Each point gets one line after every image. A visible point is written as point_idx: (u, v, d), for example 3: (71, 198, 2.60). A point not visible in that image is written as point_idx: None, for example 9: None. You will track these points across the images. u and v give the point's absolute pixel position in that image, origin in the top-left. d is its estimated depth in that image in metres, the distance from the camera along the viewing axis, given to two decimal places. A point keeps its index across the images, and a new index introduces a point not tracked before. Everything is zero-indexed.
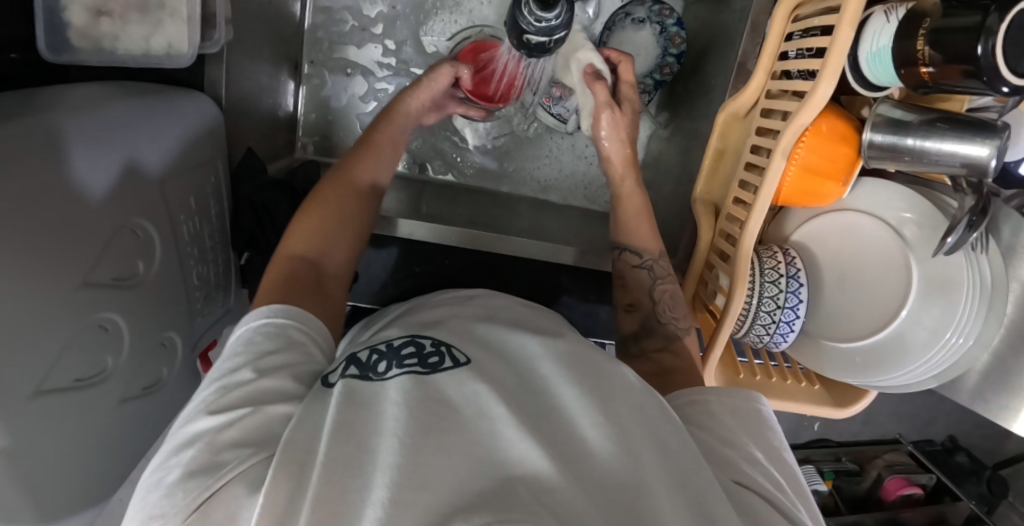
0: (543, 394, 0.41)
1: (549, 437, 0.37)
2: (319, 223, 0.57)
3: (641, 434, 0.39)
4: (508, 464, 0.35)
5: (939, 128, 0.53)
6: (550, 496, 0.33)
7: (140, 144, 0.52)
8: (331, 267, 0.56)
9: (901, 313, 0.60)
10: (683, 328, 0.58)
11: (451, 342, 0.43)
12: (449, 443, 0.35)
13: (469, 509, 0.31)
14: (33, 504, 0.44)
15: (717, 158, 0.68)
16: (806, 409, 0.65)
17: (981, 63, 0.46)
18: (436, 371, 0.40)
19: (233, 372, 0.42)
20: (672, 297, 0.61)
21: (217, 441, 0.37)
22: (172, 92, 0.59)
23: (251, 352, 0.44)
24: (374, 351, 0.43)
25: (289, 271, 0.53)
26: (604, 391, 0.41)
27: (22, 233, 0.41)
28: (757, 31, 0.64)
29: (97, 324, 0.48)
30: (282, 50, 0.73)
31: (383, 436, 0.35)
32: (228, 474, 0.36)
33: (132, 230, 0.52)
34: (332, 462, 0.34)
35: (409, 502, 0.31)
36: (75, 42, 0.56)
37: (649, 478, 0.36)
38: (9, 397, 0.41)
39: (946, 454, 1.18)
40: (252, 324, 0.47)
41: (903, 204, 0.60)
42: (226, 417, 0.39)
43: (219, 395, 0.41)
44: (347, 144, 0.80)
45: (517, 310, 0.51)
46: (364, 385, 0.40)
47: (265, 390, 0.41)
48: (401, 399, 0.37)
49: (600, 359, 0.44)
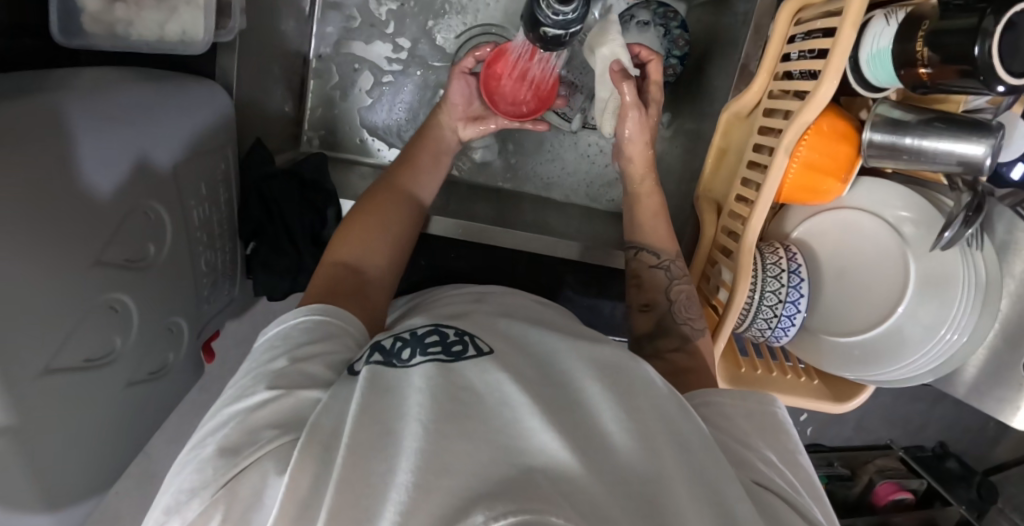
0: (563, 390, 0.40)
1: (570, 426, 0.36)
2: (364, 233, 0.57)
3: (664, 431, 0.38)
4: (528, 452, 0.33)
5: (936, 127, 0.55)
6: (572, 490, 0.31)
7: (154, 127, 0.53)
8: (374, 275, 0.56)
9: (899, 308, 0.61)
10: (698, 329, 0.58)
11: (475, 333, 0.44)
12: (470, 430, 0.34)
13: (489, 498, 0.29)
14: (40, 481, 0.44)
15: (720, 157, 0.69)
16: (804, 403, 0.66)
17: (979, 63, 0.48)
18: (461, 358, 0.40)
19: (271, 361, 0.43)
20: (688, 296, 0.61)
21: (250, 421, 0.38)
22: (187, 80, 0.59)
23: (289, 343, 0.45)
24: (398, 339, 0.44)
25: (331, 277, 0.53)
26: (629, 391, 0.40)
27: (40, 208, 0.42)
28: (760, 33, 0.66)
29: (108, 304, 0.49)
30: (292, 42, 0.74)
31: (407, 421, 0.34)
32: (256, 451, 0.36)
33: (145, 213, 0.52)
34: (356, 445, 0.33)
35: (431, 487, 0.30)
36: (88, 27, 0.56)
37: (673, 476, 0.35)
38: (23, 370, 0.41)
39: (937, 460, 1.21)
40: (292, 321, 0.47)
41: (899, 202, 0.62)
42: (260, 399, 0.40)
43: (255, 383, 0.42)
44: (353, 137, 0.80)
45: (535, 309, 0.52)
46: (389, 372, 0.39)
47: (298, 376, 0.42)
48: (426, 385, 0.37)
49: (621, 359, 0.44)
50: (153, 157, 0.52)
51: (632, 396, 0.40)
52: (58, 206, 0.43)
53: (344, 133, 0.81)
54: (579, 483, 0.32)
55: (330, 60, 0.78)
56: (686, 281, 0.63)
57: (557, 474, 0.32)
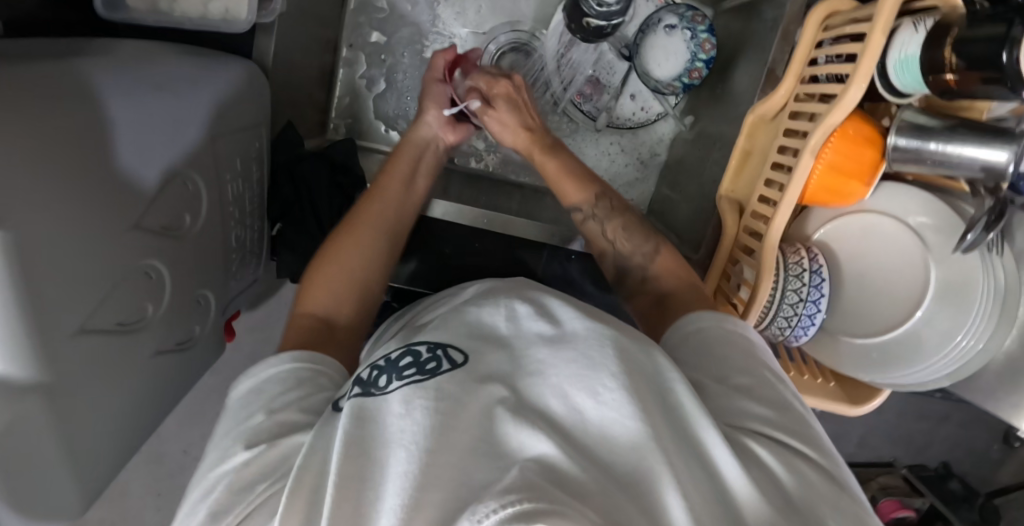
0: (535, 380, 0.38)
1: (552, 425, 0.36)
2: (329, 279, 0.56)
3: (649, 394, 0.38)
4: (515, 453, 0.33)
5: (961, 133, 0.56)
6: (566, 480, 0.31)
7: (196, 99, 0.53)
8: (342, 322, 0.55)
9: (918, 313, 0.62)
10: (650, 255, 0.61)
11: (448, 343, 0.42)
12: (450, 442, 0.33)
13: (478, 499, 0.30)
14: (68, 442, 0.44)
15: (743, 159, 0.70)
16: (822, 404, 0.67)
17: (1005, 70, 0.49)
18: (436, 374, 0.38)
19: (248, 417, 0.42)
20: (624, 230, 0.63)
21: (239, 479, 0.37)
22: (223, 57, 0.60)
23: (262, 397, 0.43)
24: (374, 368, 0.41)
25: (302, 328, 0.53)
26: (600, 355, 0.38)
27: (84, 168, 0.42)
28: (788, 38, 0.67)
29: (143, 271, 0.49)
30: (325, 29, 0.75)
31: (393, 447, 0.34)
32: (246, 509, 0.36)
33: (184, 183, 0.52)
34: (345, 478, 0.33)
35: (421, 503, 0.31)
36: (131, 3, 0.57)
37: (664, 442, 0.35)
38: (60, 327, 0.41)
39: (941, 481, 1.18)
40: (259, 372, 0.46)
41: (918, 208, 0.63)
42: (242, 457, 0.38)
43: (235, 440, 0.40)
44: (379, 125, 0.81)
45: (521, 283, 0.50)
46: (370, 402, 0.38)
47: (280, 427, 0.41)
48: (405, 411, 0.36)
49: (582, 327, 0.41)
50: (194, 126, 0.53)
51: (606, 359, 0.38)
52: (101, 166, 0.44)
53: (370, 123, 0.82)
54: (573, 473, 0.32)
55: (361, 50, 0.80)
56: (617, 217, 0.64)
57: (544, 466, 0.32)
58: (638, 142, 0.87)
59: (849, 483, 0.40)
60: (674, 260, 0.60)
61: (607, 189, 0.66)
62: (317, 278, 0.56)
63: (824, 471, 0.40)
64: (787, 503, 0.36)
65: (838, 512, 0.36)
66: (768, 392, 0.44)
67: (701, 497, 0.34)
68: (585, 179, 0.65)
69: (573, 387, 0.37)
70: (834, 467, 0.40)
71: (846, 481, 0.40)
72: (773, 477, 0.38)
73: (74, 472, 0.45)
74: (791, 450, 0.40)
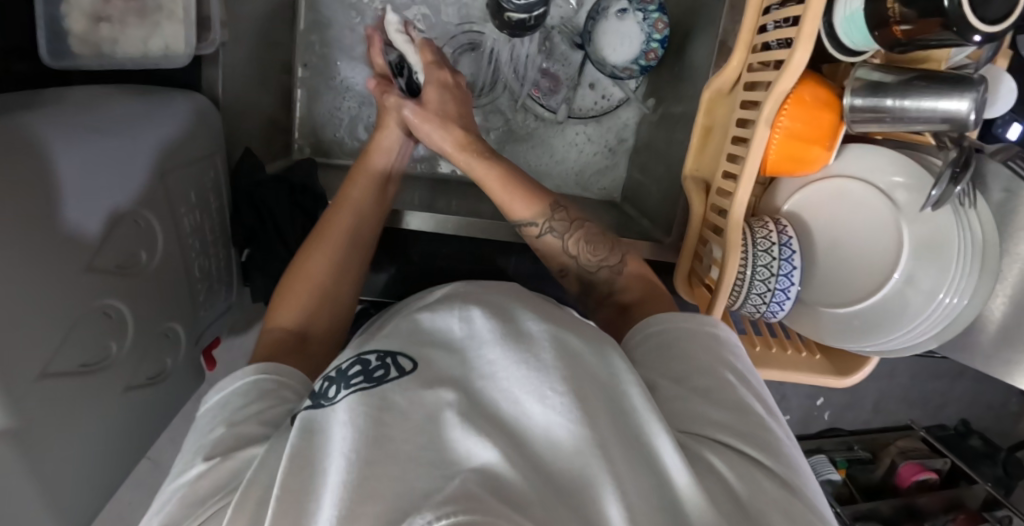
0: (486, 383, 0.38)
1: (501, 430, 0.35)
2: (300, 292, 0.56)
3: (597, 399, 0.38)
4: (460, 461, 0.33)
5: (918, 85, 0.54)
6: (503, 487, 0.31)
7: (139, 137, 0.54)
8: (315, 332, 0.55)
9: (896, 274, 0.61)
10: (615, 267, 0.59)
11: (398, 351, 0.41)
12: (394, 452, 0.33)
13: (417, 508, 0.30)
14: (40, 486, 0.44)
15: (705, 136, 0.69)
16: (808, 378, 0.65)
17: (950, 15, 0.47)
18: (382, 382, 0.38)
19: (209, 430, 0.42)
20: (586, 244, 0.60)
21: (191, 494, 0.38)
22: (171, 92, 0.61)
23: (226, 411, 0.44)
24: (326, 379, 0.41)
25: (270, 343, 0.52)
26: (550, 360, 0.38)
27: (29, 219, 0.43)
28: (736, 9, 0.66)
29: (102, 310, 0.50)
30: (277, 52, 0.75)
31: (333, 455, 0.34)
32: (202, 515, 0.37)
33: (135, 220, 0.53)
34: (287, 490, 0.33)
35: (356, 514, 0.30)
36: (76, 48, 0.58)
37: (608, 446, 0.35)
38: (21, 374, 0.42)
39: (960, 438, 1.17)
40: (227, 388, 0.46)
41: (892, 167, 0.61)
42: (197, 470, 0.39)
43: (194, 454, 0.41)
44: (343, 142, 0.82)
45: (484, 286, 0.48)
46: (319, 414, 0.38)
47: (237, 439, 0.41)
48: (347, 419, 0.35)
49: (540, 331, 0.40)
50: (142, 168, 0.54)
51: (556, 363, 0.38)
52: (49, 211, 0.45)
53: (333, 139, 0.82)
54: (513, 483, 0.32)
55: (316, 69, 0.80)
56: (576, 228, 0.61)
57: (486, 475, 0.32)
58: (604, 129, 0.85)
59: (806, 489, 0.39)
60: (638, 271, 0.59)
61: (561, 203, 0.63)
62: (288, 291, 0.57)
63: (780, 480, 0.38)
64: (732, 504, 0.36)
65: (788, 518, 0.36)
66: (726, 395, 0.43)
67: (642, 498, 0.34)
68: (525, 191, 0.62)
69: (521, 389, 0.37)
70: (791, 473, 0.39)
71: (803, 487, 0.39)
72: (720, 476, 0.37)
73: (50, 516, 0.46)
74: (748, 458, 0.39)
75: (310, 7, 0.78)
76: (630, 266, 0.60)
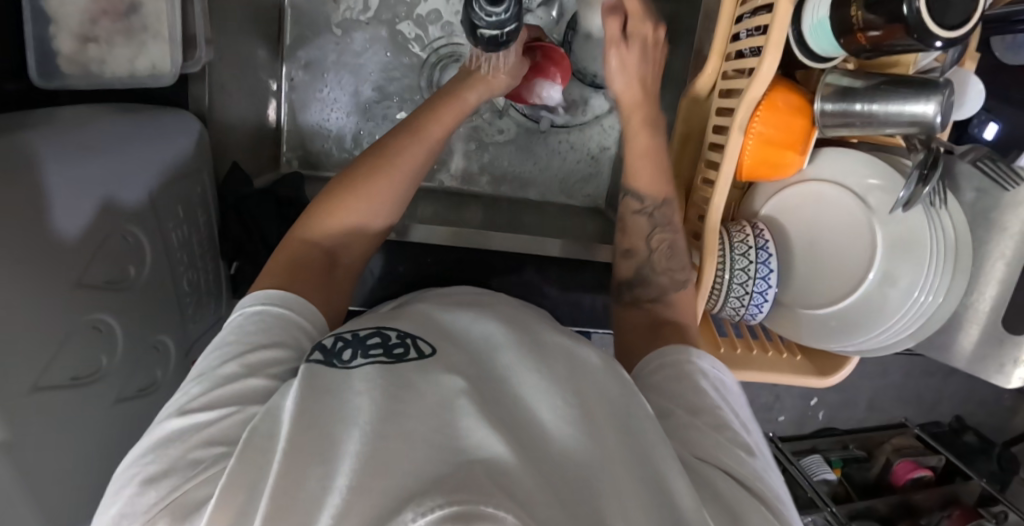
0: (498, 386, 0.41)
1: (512, 424, 0.38)
2: (346, 219, 0.58)
3: (597, 412, 0.41)
4: (468, 447, 0.34)
5: (884, 91, 0.55)
6: (505, 475, 0.33)
7: (128, 157, 0.56)
8: (343, 257, 0.58)
9: (869, 275, 0.62)
10: (678, 280, 0.61)
11: (417, 333, 0.45)
12: (408, 432, 0.34)
13: (425, 491, 0.30)
14: (32, 497, 0.46)
15: (683, 142, 0.70)
16: (788, 379, 0.67)
17: (909, 22, 0.48)
18: (402, 360, 0.41)
19: (222, 368, 0.43)
20: (668, 247, 0.63)
21: (195, 438, 0.39)
22: (158, 111, 0.63)
23: (244, 345, 0.45)
24: (340, 339, 0.45)
25: (302, 254, 0.55)
26: (562, 373, 0.43)
27: (22, 239, 0.44)
28: (710, 18, 0.67)
29: (93, 324, 0.51)
30: (264, 66, 0.77)
31: (350, 426, 0.35)
32: (197, 465, 0.37)
33: (124, 236, 0.54)
34: (293, 446, 0.34)
35: (365, 487, 0.31)
36: (65, 69, 0.60)
37: (610, 457, 0.38)
38: (10, 389, 0.43)
39: (954, 435, 1.19)
40: (248, 309, 0.49)
41: (866, 169, 0.62)
42: (209, 415, 0.40)
43: (201, 396, 0.42)
44: (330, 154, 0.83)
45: (503, 305, 0.54)
46: (327, 372, 0.41)
47: (254, 392, 0.42)
48: (365, 390, 0.38)
49: (554, 344, 0.47)
50: (129, 184, 0.55)
51: (562, 381, 0.42)
52: (39, 230, 0.46)
53: (321, 152, 0.83)
54: (517, 475, 0.33)
55: (303, 82, 0.81)
56: (665, 230, 0.64)
57: (494, 464, 0.33)
58: (587, 137, 0.87)
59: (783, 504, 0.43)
60: (689, 302, 0.60)
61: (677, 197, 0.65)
62: (335, 210, 0.58)
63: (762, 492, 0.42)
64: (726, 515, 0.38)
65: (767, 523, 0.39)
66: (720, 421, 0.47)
67: (640, 502, 0.36)
68: (665, 177, 0.65)
69: (533, 397, 0.41)
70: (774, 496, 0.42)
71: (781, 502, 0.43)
72: (715, 490, 0.40)
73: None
74: (744, 486, 0.42)
75: (295, 23, 0.80)
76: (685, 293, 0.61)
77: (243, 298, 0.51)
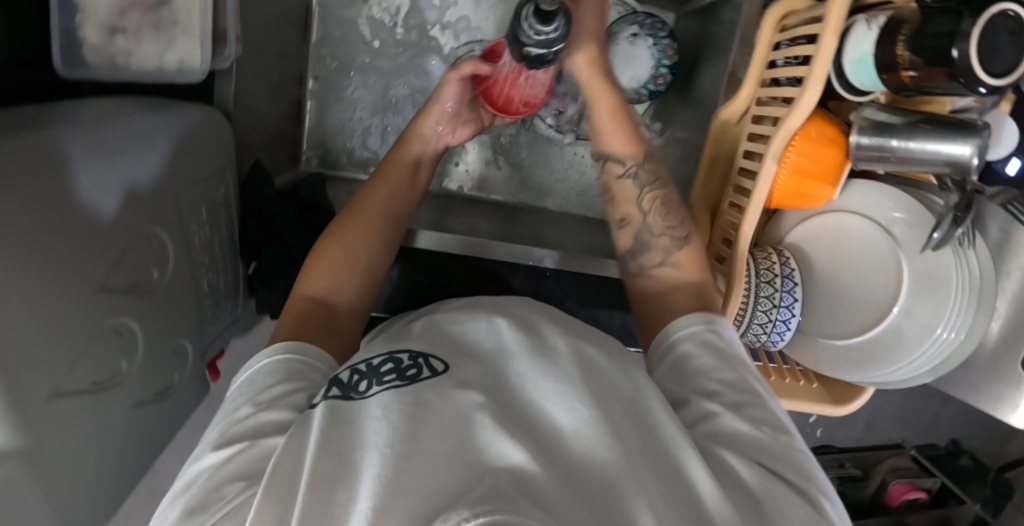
0: (517, 393, 0.41)
1: (531, 435, 0.37)
2: (330, 264, 0.58)
3: (619, 414, 0.40)
4: (491, 460, 0.34)
5: (922, 128, 0.55)
6: (532, 486, 0.33)
7: (155, 156, 0.54)
8: (341, 306, 0.57)
9: (893, 310, 0.62)
10: (679, 236, 0.60)
11: (429, 352, 0.43)
12: (428, 447, 0.34)
13: (452, 505, 0.31)
14: (51, 503, 0.45)
15: (711, 165, 0.70)
16: (804, 407, 0.66)
17: (957, 65, 0.47)
18: (415, 381, 0.39)
19: (235, 410, 0.44)
20: (662, 203, 0.62)
21: (218, 477, 0.39)
22: (180, 104, 0.61)
23: (254, 388, 0.45)
24: (355, 372, 0.43)
25: (303, 310, 0.54)
26: (574, 370, 0.41)
27: (50, 242, 0.43)
28: (747, 40, 0.67)
29: (115, 329, 0.51)
30: (288, 63, 0.76)
31: (368, 450, 0.35)
32: (224, 505, 0.37)
33: (147, 239, 0.54)
34: (317, 479, 0.34)
35: (390, 507, 0.31)
36: (89, 59, 0.59)
37: (633, 460, 0.37)
38: (33, 396, 0.42)
39: (951, 458, 1.17)
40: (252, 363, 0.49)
41: (892, 203, 0.61)
42: (226, 453, 0.40)
43: (221, 434, 0.42)
44: (350, 155, 0.82)
45: (513, 304, 0.50)
46: (347, 405, 0.40)
47: (264, 425, 0.42)
48: (381, 415, 0.37)
49: (562, 341, 0.44)
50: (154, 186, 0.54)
51: (578, 376, 0.41)
52: (65, 233, 0.45)
53: (341, 152, 0.82)
54: (545, 486, 0.33)
55: (325, 80, 0.80)
56: (655, 186, 0.63)
57: (520, 474, 0.33)
58: None
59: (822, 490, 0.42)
60: (694, 257, 0.59)
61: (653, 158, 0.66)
62: (321, 260, 0.59)
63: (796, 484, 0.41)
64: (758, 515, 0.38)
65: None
66: (756, 410, 0.45)
67: (667, 504, 0.36)
68: (637, 138, 0.65)
69: (552, 400, 0.40)
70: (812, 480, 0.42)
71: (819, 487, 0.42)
72: (742, 484, 0.40)
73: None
74: (777, 476, 0.41)
75: (321, 20, 0.78)
76: (689, 250, 0.60)
77: (249, 358, 0.49)
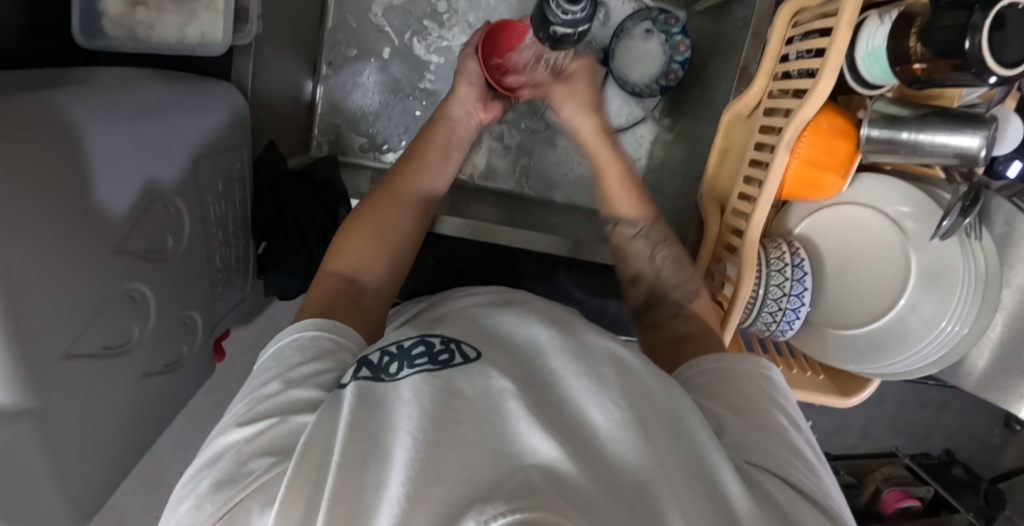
0: (551, 389, 0.41)
1: (564, 430, 0.37)
2: (360, 245, 0.59)
3: (653, 419, 0.39)
4: (523, 454, 0.34)
5: (931, 122, 0.56)
6: (563, 483, 0.32)
7: (174, 125, 0.55)
8: (368, 287, 0.57)
9: (900, 301, 0.63)
10: (686, 295, 0.61)
11: (462, 339, 0.44)
12: (460, 438, 0.34)
13: (484, 498, 0.31)
14: (65, 464, 0.45)
15: (723, 157, 0.72)
16: (815, 398, 0.67)
17: (969, 57, 0.49)
18: (448, 366, 0.40)
19: (265, 384, 0.44)
20: (672, 261, 0.65)
21: (246, 451, 0.39)
22: (206, 82, 0.63)
23: (283, 365, 0.45)
24: (386, 354, 0.43)
25: (331, 288, 0.54)
26: (609, 375, 0.41)
27: (70, 198, 0.43)
28: (758, 38, 0.69)
29: (128, 294, 0.50)
30: (303, 49, 0.77)
31: (399, 433, 0.35)
32: (245, 482, 0.37)
33: (164, 206, 0.54)
34: (347, 459, 0.34)
35: (423, 493, 0.31)
36: (108, 30, 0.59)
37: (666, 464, 0.36)
38: (50, 351, 0.42)
39: (943, 468, 1.12)
40: (285, 340, 0.48)
41: (898, 197, 0.63)
42: (255, 429, 0.40)
43: (249, 407, 0.42)
44: (362, 141, 0.83)
45: (541, 305, 0.52)
46: (377, 386, 0.40)
47: (294, 403, 0.42)
48: (413, 397, 0.37)
49: (600, 346, 0.45)
50: (171, 156, 0.54)
51: (611, 382, 0.40)
52: (83, 190, 0.45)
53: (352, 140, 0.83)
54: (578, 483, 0.33)
55: (340, 66, 0.81)
56: (666, 246, 0.66)
57: (551, 471, 0.33)
58: None
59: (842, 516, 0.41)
60: (708, 313, 0.59)
61: (664, 223, 0.70)
62: (351, 236, 0.59)
63: (817, 504, 0.40)
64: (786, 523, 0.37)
65: None
66: (777, 431, 0.44)
67: (702, 513, 0.34)
68: (644, 201, 0.70)
69: (585, 399, 0.39)
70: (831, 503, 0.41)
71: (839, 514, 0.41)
72: (772, 497, 0.38)
73: (72, 494, 0.46)
74: (802, 494, 0.40)
75: (338, 7, 0.79)
76: (702, 302, 0.60)
77: (278, 330, 0.49)
